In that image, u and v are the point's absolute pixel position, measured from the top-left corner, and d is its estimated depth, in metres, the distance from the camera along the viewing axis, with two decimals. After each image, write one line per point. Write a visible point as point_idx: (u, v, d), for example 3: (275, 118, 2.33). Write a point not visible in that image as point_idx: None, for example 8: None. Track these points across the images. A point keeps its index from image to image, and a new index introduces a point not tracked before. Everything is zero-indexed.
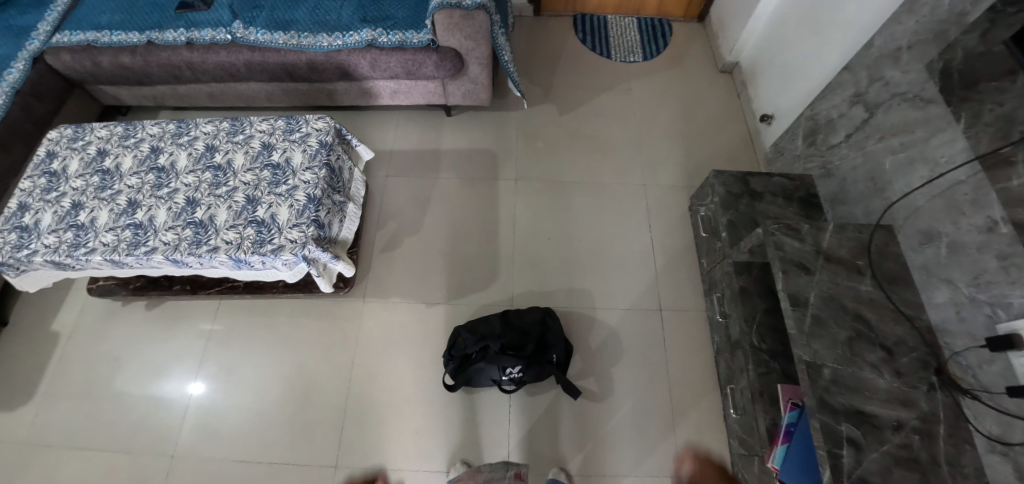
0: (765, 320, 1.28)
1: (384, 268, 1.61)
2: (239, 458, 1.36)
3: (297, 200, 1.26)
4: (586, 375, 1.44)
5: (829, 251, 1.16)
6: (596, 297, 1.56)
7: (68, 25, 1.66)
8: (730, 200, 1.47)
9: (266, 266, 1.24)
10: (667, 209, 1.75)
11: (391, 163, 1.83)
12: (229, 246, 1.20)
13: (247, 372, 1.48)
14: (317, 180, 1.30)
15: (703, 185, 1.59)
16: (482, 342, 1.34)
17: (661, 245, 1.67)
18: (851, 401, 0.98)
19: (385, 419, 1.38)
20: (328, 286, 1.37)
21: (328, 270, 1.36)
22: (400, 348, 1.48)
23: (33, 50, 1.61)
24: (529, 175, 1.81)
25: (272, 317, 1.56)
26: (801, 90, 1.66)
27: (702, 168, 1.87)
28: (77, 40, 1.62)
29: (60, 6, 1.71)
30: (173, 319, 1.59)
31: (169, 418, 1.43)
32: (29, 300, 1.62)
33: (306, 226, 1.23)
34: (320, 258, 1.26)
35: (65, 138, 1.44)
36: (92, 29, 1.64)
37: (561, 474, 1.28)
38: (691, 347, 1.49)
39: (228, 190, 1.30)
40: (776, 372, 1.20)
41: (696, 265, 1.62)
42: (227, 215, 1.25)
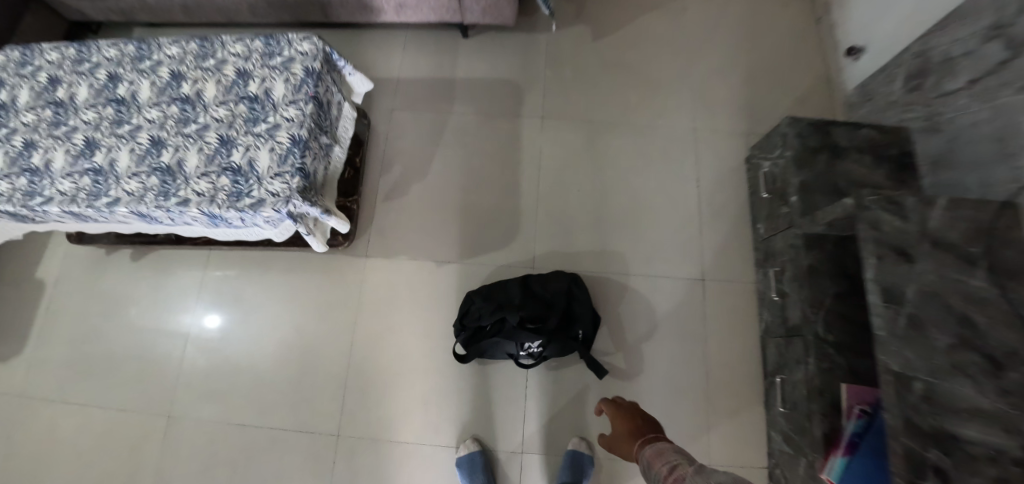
0: (836, 307, 1.08)
1: (390, 220, 1.41)
2: (239, 421, 1.29)
3: (279, 143, 1.04)
4: (613, 352, 1.29)
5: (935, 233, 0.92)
6: (630, 262, 1.36)
7: None
8: (806, 157, 1.20)
9: (248, 223, 1.05)
10: (720, 162, 1.48)
11: (398, 94, 1.56)
12: (202, 199, 1.01)
13: (242, 331, 1.37)
14: (301, 118, 1.06)
15: (771, 135, 1.31)
16: (496, 314, 1.15)
17: (710, 205, 1.43)
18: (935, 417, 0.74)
19: (391, 390, 1.27)
20: (322, 245, 1.15)
21: (321, 226, 1.15)
22: (406, 311, 1.33)
23: None
24: (559, 114, 1.53)
25: (267, 271, 1.41)
26: (910, 17, 1.32)
27: (766, 112, 1.57)
28: None
29: None
30: (163, 270, 1.46)
31: (165, 377, 1.35)
32: (10, 243, 1.49)
33: (290, 176, 1.01)
34: (311, 214, 1.06)
35: (11, 61, 1.21)
36: None
37: (582, 443, 1.20)
38: (735, 325, 1.31)
39: (199, 128, 1.09)
40: (844, 373, 1.04)
41: (750, 230, 1.40)
42: (198, 160, 1.06)
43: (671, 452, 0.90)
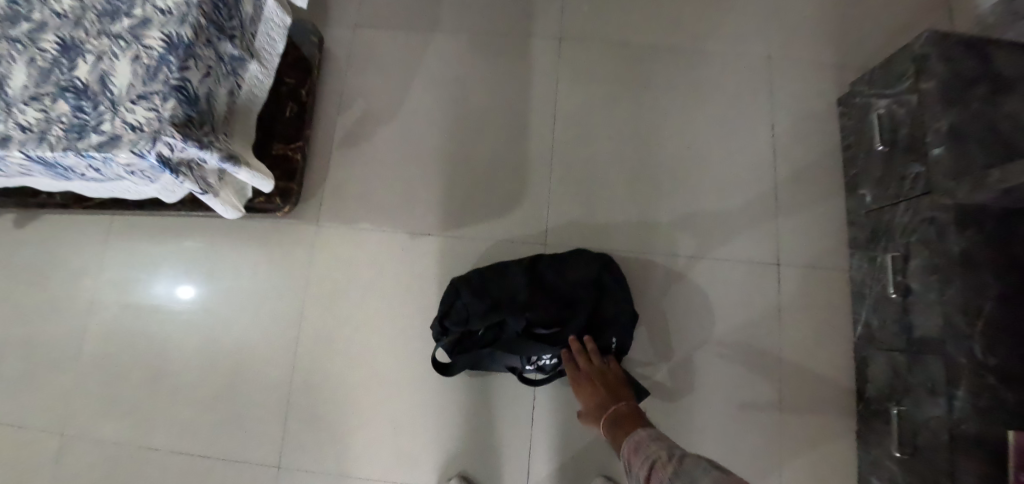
0: (1002, 317, 0.71)
1: (349, 177, 1.03)
2: (150, 445, 0.97)
3: (148, 49, 0.65)
4: (652, 362, 0.94)
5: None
6: (679, 240, 0.98)
7: None
8: (958, 89, 0.81)
9: (110, 178, 0.68)
10: (805, 101, 1.07)
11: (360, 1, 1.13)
12: (25, 137, 0.64)
13: (155, 324, 1.02)
14: (182, 5, 0.66)
15: (894, 58, 0.91)
16: (490, 317, 0.81)
17: (790, 161, 1.03)
18: None
19: (349, 408, 0.94)
20: (228, 210, 0.79)
21: (229, 183, 0.78)
22: (370, 302, 0.98)
23: None
24: (581, 31, 1.11)
25: (188, 245, 1.05)
26: None
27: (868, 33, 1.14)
28: None
29: None
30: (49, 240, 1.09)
31: (56, 382, 1.02)
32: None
33: (160, 98, 0.63)
34: (204, 161, 0.68)
35: None
36: None
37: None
38: (822, 328, 0.96)
39: (31, 27, 0.70)
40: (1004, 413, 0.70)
41: (843, 196, 1.01)
42: (25, 76, 0.67)
43: (645, 442, 0.63)
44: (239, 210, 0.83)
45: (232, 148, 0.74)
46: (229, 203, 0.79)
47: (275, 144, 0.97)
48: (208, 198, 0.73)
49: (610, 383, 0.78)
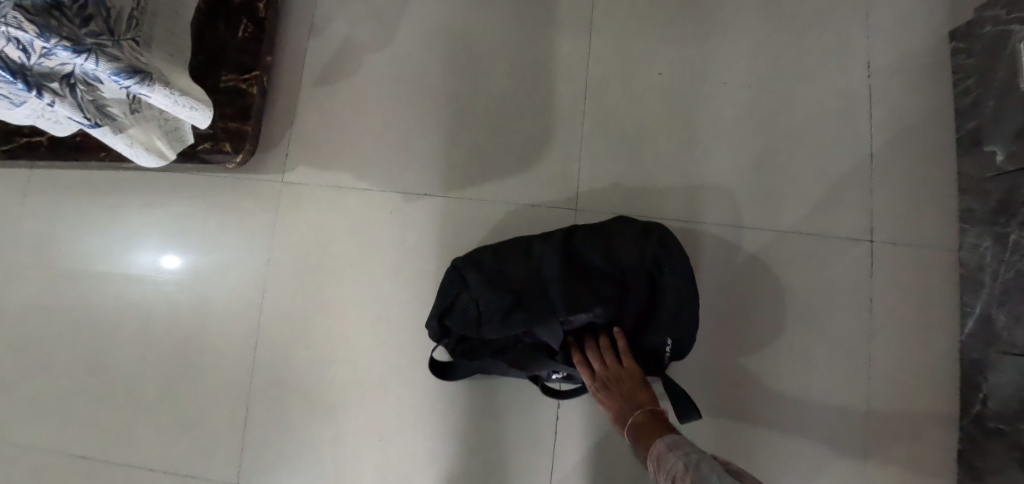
0: None
1: (322, 118, 0.81)
2: (78, 452, 0.79)
3: None
4: (703, 361, 0.75)
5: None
6: (744, 208, 0.77)
7: None
8: None
9: None
10: (910, 31, 0.84)
11: None
12: None
13: (82, 302, 0.82)
14: None
15: None
16: (511, 324, 0.61)
17: (889, 108, 0.81)
18: None
19: (322, 414, 0.75)
20: (150, 151, 0.61)
21: (145, 115, 0.57)
22: (349, 279, 0.77)
23: None
24: None
25: (119, 206, 0.83)
26: None
27: None
28: None
29: None
30: None
31: None
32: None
33: None
34: (83, 74, 0.46)
35: None
36: None
37: None
38: (921, 320, 0.76)
39: None
40: None
41: (955, 156, 0.79)
42: None
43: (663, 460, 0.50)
44: (166, 158, 0.64)
45: (139, 58, 0.51)
46: (148, 146, 0.60)
47: (224, 72, 0.75)
48: (103, 133, 0.53)
49: (624, 384, 0.61)
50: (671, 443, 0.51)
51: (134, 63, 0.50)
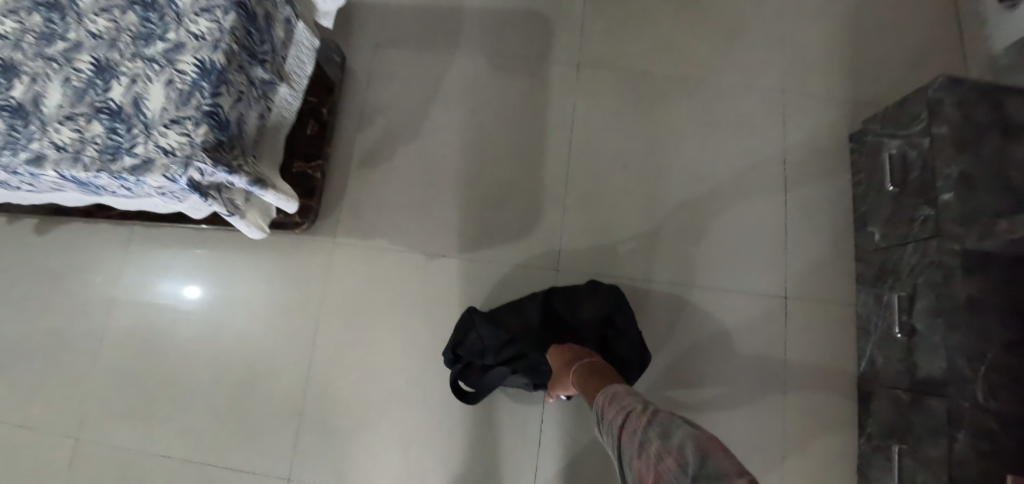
0: (1004, 361, 0.73)
1: (364, 193, 1.06)
2: (164, 453, 1.00)
3: (181, 74, 0.68)
4: (656, 389, 0.96)
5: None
6: (686, 269, 1.01)
7: None
8: (967, 137, 0.83)
9: (137, 195, 0.71)
10: (817, 135, 1.10)
11: (382, 24, 1.17)
12: (61, 156, 0.67)
13: (169, 333, 1.05)
14: (217, 34, 0.68)
15: (910, 99, 0.92)
16: (507, 354, 0.83)
17: (801, 195, 1.06)
18: None
19: (357, 426, 0.96)
20: (261, 231, 0.81)
21: (256, 203, 0.80)
22: (382, 318, 1.00)
23: None
24: (596, 61, 1.14)
25: (204, 259, 1.08)
26: None
27: (885, 68, 1.15)
28: None
29: None
30: (75, 250, 1.13)
31: (73, 384, 1.06)
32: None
33: (193, 124, 0.65)
34: (234, 184, 0.70)
35: None
36: None
37: None
38: (827, 360, 0.97)
39: (68, 49, 0.73)
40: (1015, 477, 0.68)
41: (851, 234, 1.03)
42: (63, 96, 0.70)
43: (621, 397, 0.57)
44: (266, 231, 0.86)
45: (258, 167, 0.75)
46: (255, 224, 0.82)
47: (297, 161, 1.00)
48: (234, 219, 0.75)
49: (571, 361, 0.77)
50: (623, 387, 0.60)
51: (258, 174, 0.73)
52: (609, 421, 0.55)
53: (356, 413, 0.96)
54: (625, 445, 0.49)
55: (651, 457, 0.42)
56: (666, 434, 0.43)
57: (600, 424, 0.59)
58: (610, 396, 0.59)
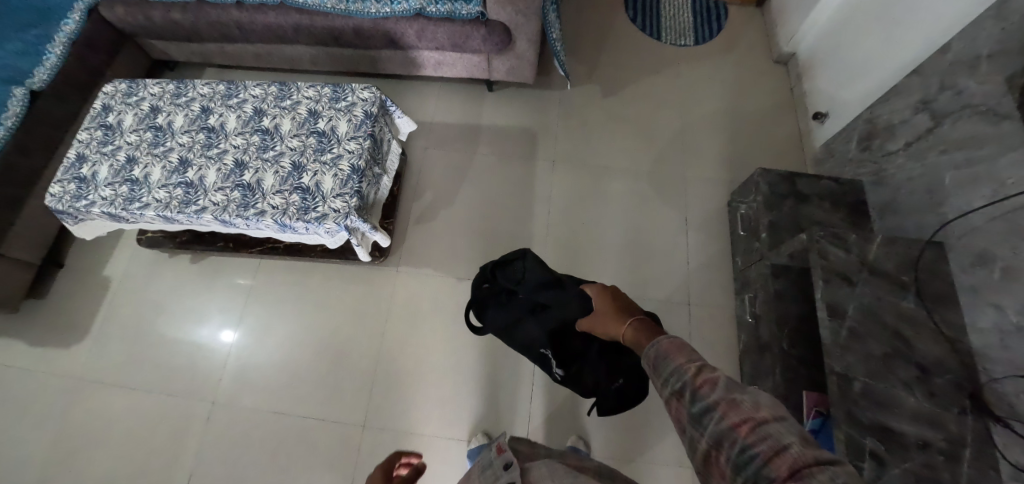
0: (798, 325, 1.29)
1: (420, 240, 1.69)
2: (278, 410, 1.47)
3: (341, 170, 1.32)
4: None
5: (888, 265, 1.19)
6: (623, 285, 1.60)
7: None
8: (775, 200, 1.44)
9: (309, 232, 1.33)
10: (705, 204, 1.75)
11: (431, 135, 1.87)
12: (275, 211, 1.27)
13: (282, 330, 1.57)
14: (361, 151, 1.35)
15: (748, 182, 1.57)
16: (544, 290, 1.17)
17: (696, 240, 1.69)
18: (869, 384, 1.04)
19: (412, 387, 1.48)
20: (366, 255, 1.47)
21: (366, 240, 1.45)
22: (429, 318, 1.57)
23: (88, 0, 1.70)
24: (567, 158, 1.83)
25: (308, 282, 1.64)
26: (858, 92, 1.60)
27: (746, 163, 1.84)
28: None
29: None
30: (217, 276, 1.66)
31: (209, 368, 1.53)
32: (77, 243, 1.72)
33: (349, 197, 1.29)
34: (361, 229, 1.35)
35: (120, 92, 1.48)
36: None
37: (580, 441, 1.39)
38: (715, 342, 1.53)
39: (275, 154, 1.35)
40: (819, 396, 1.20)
41: (728, 262, 1.65)
42: (274, 180, 1.31)
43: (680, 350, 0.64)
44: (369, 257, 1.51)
45: (369, 222, 1.42)
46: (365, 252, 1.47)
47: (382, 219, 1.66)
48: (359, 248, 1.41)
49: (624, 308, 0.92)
50: (672, 341, 0.67)
51: (371, 224, 1.40)
52: (671, 371, 0.62)
53: (410, 380, 1.49)
54: (699, 390, 0.57)
55: (742, 405, 0.52)
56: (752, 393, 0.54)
57: (656, 371, 0.65)
58: (682, 358, 0.63)
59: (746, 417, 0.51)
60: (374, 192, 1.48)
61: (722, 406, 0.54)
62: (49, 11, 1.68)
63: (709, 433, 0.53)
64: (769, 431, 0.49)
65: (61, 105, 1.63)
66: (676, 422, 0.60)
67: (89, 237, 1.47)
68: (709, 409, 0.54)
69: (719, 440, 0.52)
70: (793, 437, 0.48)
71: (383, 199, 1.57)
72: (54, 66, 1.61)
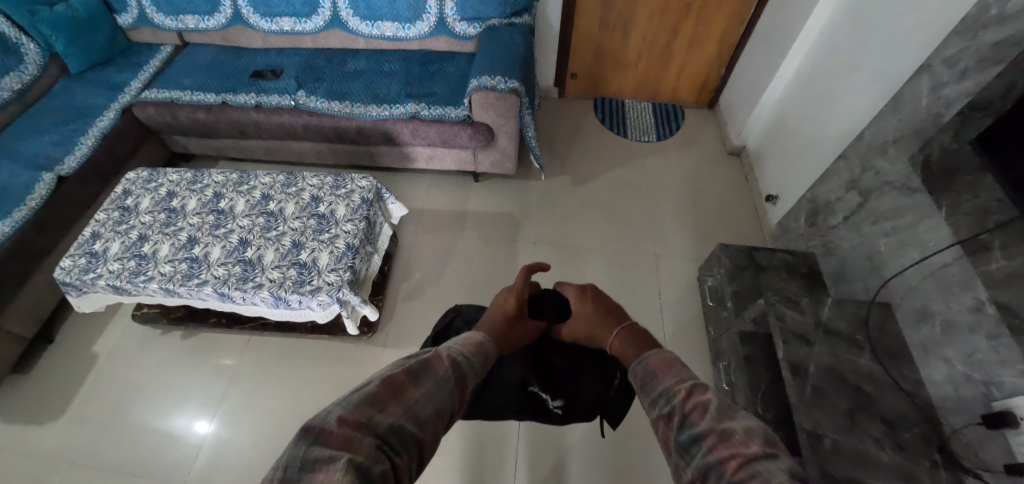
0: (770, 389, 1.33)
1: (407, 316, 1.76)
2: None
3: (337, 248, 1.45)
4: (589, 433, 1.50)
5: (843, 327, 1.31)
6: None
7: (156, 85, 2.05)
8: (735, 271, 1.55)
9: (302, 305, 1.41)
10: (677, 279, 1.87)
11: (421, 221, 2.04)
12: (272, 284, 1.37)
13: (264, 408, 1.57)
14: (356, 231, 1.48)
15: (711, 257, 1.70)
16: None
17: (670, 312, 1.77)
18: (839, 439, 1.06)
19: None
20: (355, 328, 1.52)
21: (356, 314, 1.52)
22: None
23: (124, 102, 1.99)
24: (546, 240, 1.98)
25: (295, 358, 1.68)
26: (798, 176, 1.81)
27: (711, 241, 1.99)
28: (162, 96, 2.00)
29: (152, 69, 2.16)
30: (205, 352, 1.69)
31: (183, 448, 1.49)
32: (70, 319, 1.76)
33: (342, 271, 1.40)
34: (352, 301, 1.43)
35: (142, 179, 1.66)
36: (177, 89, 2.03)
37: None
38: None
39: (277, 234, 1.48)
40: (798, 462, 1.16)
41: (702, 334, 1.71)
42: (274, 256, 1.43)
43: (671, 367, 0.68)
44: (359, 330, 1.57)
45: (360, 296, 1.51)
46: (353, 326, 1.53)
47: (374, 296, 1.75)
48: (349, 321, 1.47)
49: (608, 315, 0.87)
50: (659, 358, 0.71)
51: (361, 298, 1.49)
52: (659, 392, 0.65)
53: None
54: (688, 417, 0.60)
55: (732, 441, 0.55)
56: (739, 424, 0.58)
57: (643, 390, 0.68)
58: (671, 378, 0.66)
59: (734, 453, 0.54)
60: (366, 269, 1.59)
61: (712, 438, 0.56)
62: (88, 110, 1.95)
63: (696, 463, 0.55)
64: (756, 468, 0.52)
65: (83, 189, 1.80)
66: (661, 446, 0.62)
67: (88, 310, 1.55)
68: (698, 438, 0.57)
69: (705, 472, 0.54)
70: (781, 475, 0.50)
71: (372, 275, 1.66)
72: (83, 155, 1.81)
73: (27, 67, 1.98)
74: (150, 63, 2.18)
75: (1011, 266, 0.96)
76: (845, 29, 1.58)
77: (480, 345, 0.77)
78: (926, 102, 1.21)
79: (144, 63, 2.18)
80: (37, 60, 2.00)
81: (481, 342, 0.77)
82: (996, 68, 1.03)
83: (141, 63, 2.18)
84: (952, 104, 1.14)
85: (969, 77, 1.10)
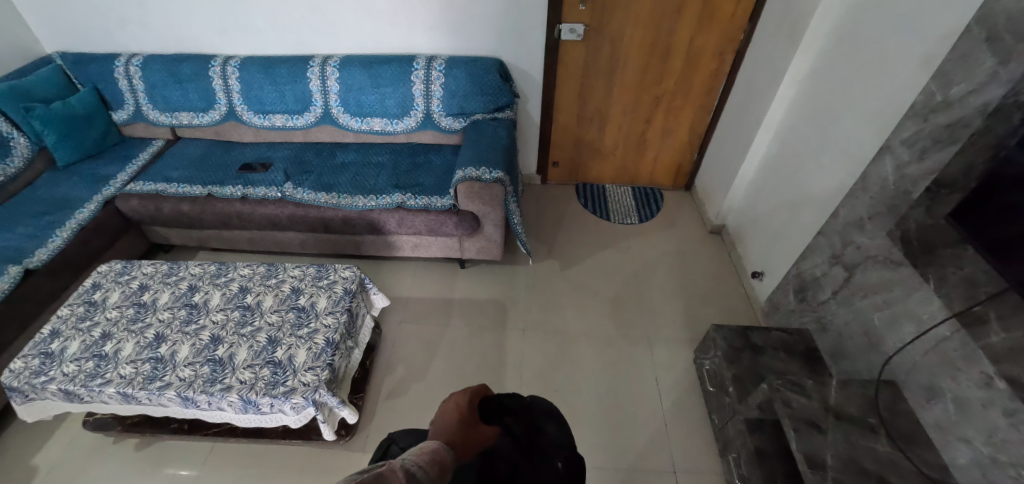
0: None
1: (389, 416, 1.62)
2: None
3: (315, 344, 1.37)
4: None
5: (854, 407, 1.24)
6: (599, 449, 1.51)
7: (144, 177, 2.08)
8: (733, 354, 1.50)
9: (274, 409, 1.29)
10: (673, 361, 1.79)
11: (406, 310, 1.98)
12: (242, 386, 1.26)
13: None
14: (337, 325, 1.42)
15: (706, 338, 1.65)
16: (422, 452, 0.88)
17: (670, 397, 1.68)
18: None
19: None
20: (330, 433, 1.39)
21: (332, 417, 1.40)
22: None
23: (107, 194, 1.99)
24: (535, 326, 1.92)
25: (263, 469, 1.50)
26: (780, 253, 1.84)
27: (703, 320, 1.95)
28: (147, 188, 2.01)
29: (141, 161, 2.20)
30: (161, 464, 1.51)
31: None
32: (11, 428, 1.58)
33: (320, 369, 1.31)
34: (329, 403, 1.33)
35: (114, 271, 1.60)
36: (163, 181, 2.05)
37: None
38: None
39: (252, 329, 1.40)
40: None
41: (706, 421, 1.61)
42: (247, 354, 1.34)
43: None
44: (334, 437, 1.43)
45: (338, 396, 1.41)
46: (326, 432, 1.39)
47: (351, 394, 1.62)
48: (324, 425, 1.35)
49: None
50: None
51: (340, 398, 1.38)
52: None
53: None
54: None
55: None
56: None
57: None
58: None
59: None
60: (346, 365, 1.49)
61: None
62: (70, 202, 1.94)
63: None
64: None
65: (51, 283, 1.72)
66: None
67: (29, 420, 1.38)
68: None
69: None
70: None
71: (352, 371, 1.56)
72: (56, 247, 1.76)
73: (13, 160, 2.01)
74: (140, 156, 2.23)
75: (1013, 338, 0.94)
76: (806, 117, 1.71)
77: (441, 455, 0.63)
78: (893, 180, 1.27)
79: (134, 156, 2.23)
80: (25, 153, 2.04)
81: (440, 449, 0.64)
82: (953, 146, 1.10)
83: (132, 156, 2.23)
84: (917, 181, 1.20)
85: (929, 156, 1.16)
